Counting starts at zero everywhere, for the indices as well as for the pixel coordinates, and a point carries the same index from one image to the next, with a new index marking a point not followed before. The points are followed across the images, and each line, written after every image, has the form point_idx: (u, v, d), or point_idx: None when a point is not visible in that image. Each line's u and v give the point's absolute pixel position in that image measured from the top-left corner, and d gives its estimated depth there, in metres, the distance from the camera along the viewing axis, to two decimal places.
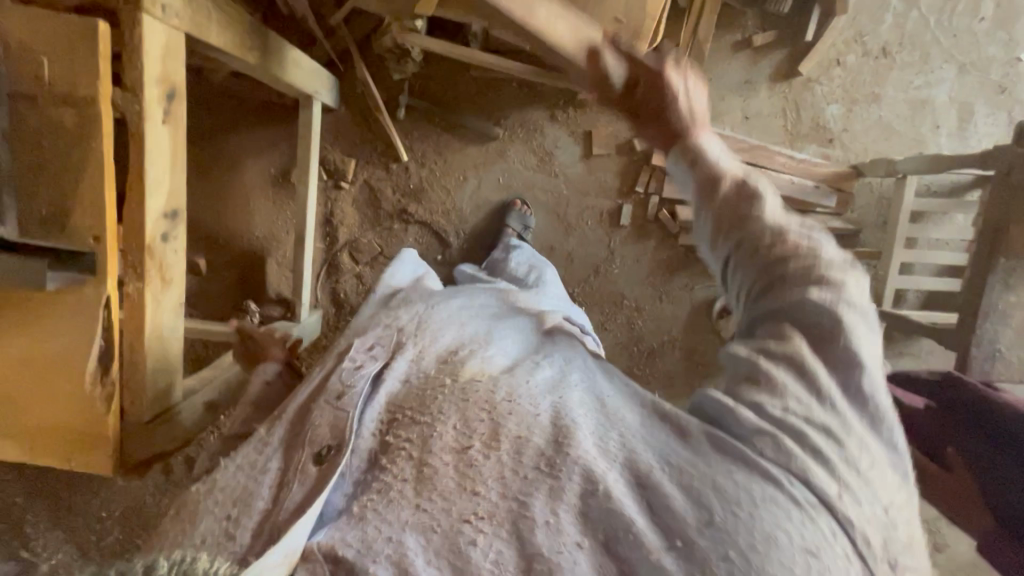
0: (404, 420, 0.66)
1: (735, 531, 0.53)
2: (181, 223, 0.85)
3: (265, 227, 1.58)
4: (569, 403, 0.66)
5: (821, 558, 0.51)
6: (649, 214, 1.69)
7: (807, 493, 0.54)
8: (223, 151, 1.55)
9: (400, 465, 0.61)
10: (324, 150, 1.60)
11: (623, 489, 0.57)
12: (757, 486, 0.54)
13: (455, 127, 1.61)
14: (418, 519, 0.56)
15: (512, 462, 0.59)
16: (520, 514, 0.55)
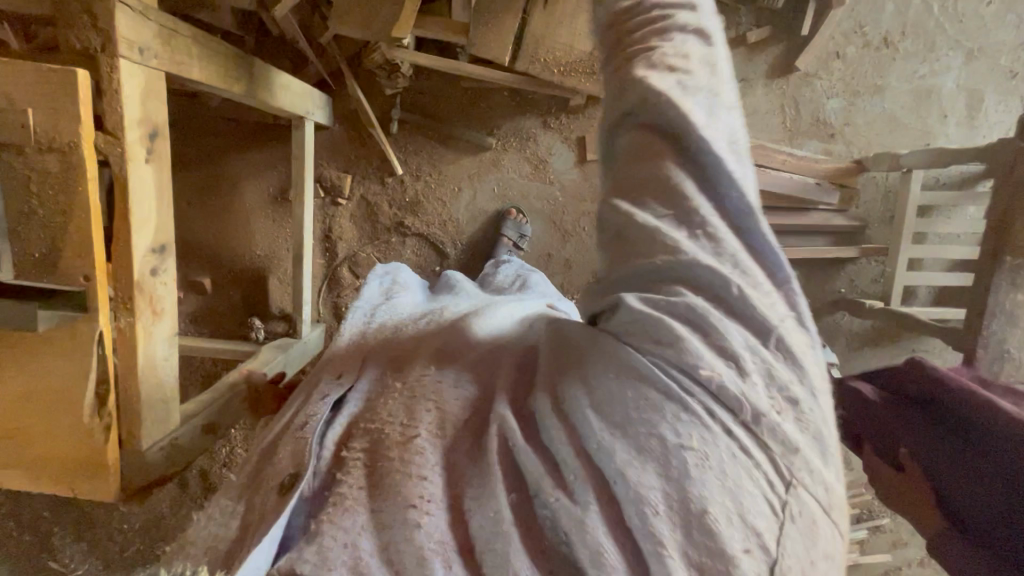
0: (359, 432, 0.61)
1: (613, 448, 0.52)
2: (170, 257, 0.88)
3: (266, 246, 1.61)
4: (504, 376, 0.66)
5: (704, 440, 0.51)
6: None
7: (683, 376, 0.53)
8: (221, 173, 1.58)
9: (354, 474, 0.56)
10: (321, 167, 1.62)
11: (512, 424, 0.57)
12: (639, 397, 0.53)
13: (449, 139, 1.62)
14: (375, 519, 0.52)
15: (461, 448, 0.57)
16: (460, 492, 0.54)
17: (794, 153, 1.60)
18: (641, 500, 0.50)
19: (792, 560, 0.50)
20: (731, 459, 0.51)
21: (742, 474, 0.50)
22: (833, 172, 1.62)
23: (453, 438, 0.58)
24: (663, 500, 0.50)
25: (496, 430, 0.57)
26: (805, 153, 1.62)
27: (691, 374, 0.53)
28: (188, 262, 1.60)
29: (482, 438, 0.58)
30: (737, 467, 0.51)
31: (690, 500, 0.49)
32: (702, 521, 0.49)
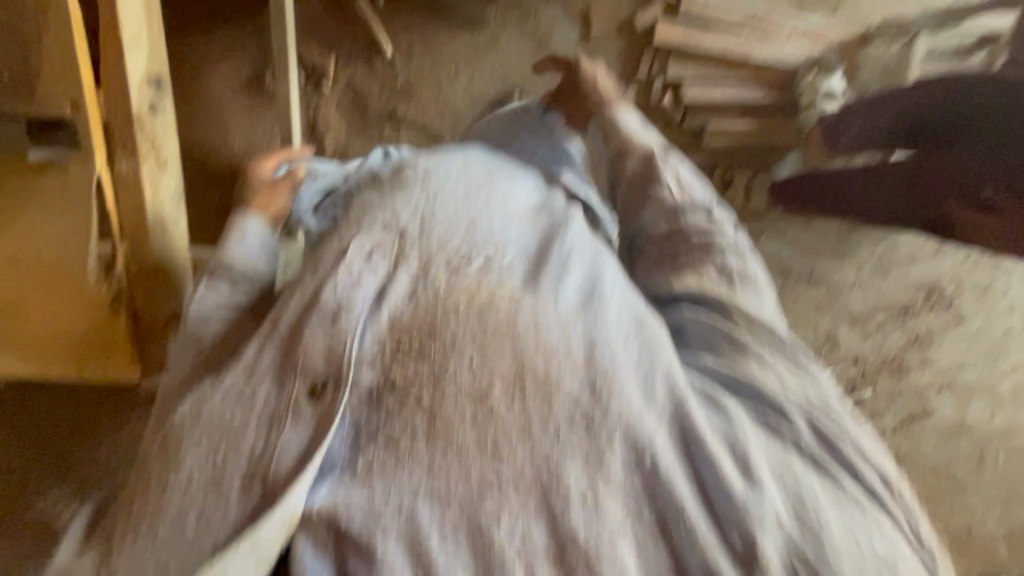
0: (411, 351, 0.58)
1: (800, 529, 0.54)
2: (169, 96, 0.75)
3: (243, 140, 1.41)
4: (602, 332, 0.61)
5: (883, 554, 0.54)
6: (653, 99, 1.60)
7: (857, 489, 0.58)
8: (185, 56, 1.38)
9: (411, 414, 0.55)
10: (300, 50, 1.45)
11: (674, 465, 0.56)
12: (827, 493, 0.56)
13: (442, 14, 1.47)
14: (432, 486, 0.53)
15: (541, 411, 0.56)
16: (553, 484, 0.53)
17: (798, 22, 1.58)
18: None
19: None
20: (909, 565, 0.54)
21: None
22: (837, 42, 1.59)
23: (528, 395, 0.56)
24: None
25: (612, 410, 0.56)
26: (810, 23, 1.59)
27: (863, 480, 0.59)
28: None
29: (592, 411, 0.56)
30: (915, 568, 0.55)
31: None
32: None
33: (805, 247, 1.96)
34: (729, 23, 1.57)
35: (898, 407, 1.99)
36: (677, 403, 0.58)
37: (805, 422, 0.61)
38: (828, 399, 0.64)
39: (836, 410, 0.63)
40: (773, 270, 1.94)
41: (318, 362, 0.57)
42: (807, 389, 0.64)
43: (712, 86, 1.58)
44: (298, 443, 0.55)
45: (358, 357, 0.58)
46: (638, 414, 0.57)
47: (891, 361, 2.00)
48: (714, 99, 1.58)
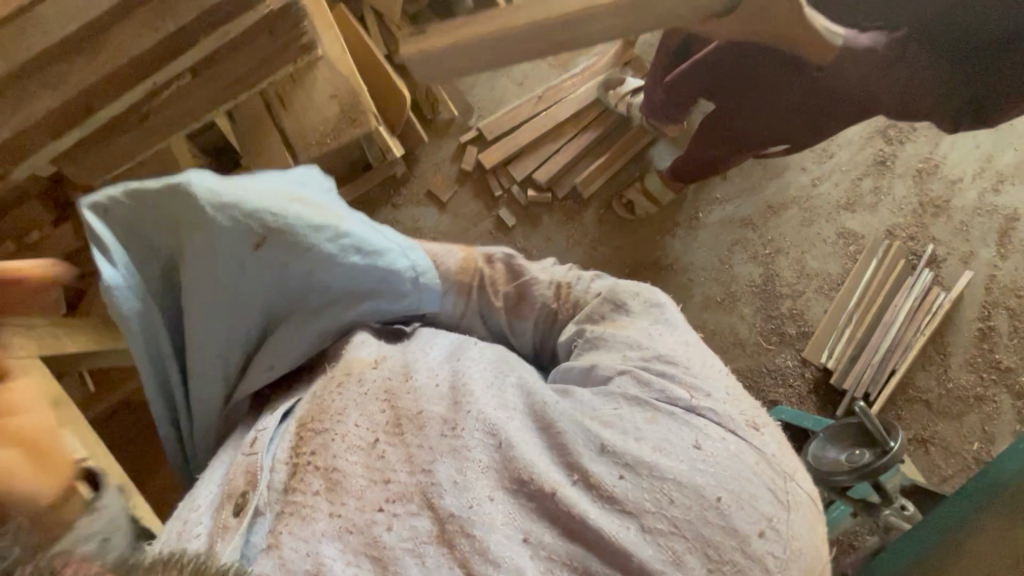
0: (309, 434, 0.77)
1: (626, 454, 0.67)
2: (125, 481, 1.13)
3: None
4: (463, 368, 0.78)
5: (702, 447, 0.68)
6: (521, 202, 1.83)
7: (673, 406, 0.72)
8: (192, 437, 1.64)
9: (310, 482, 0.72)
10: None
11: (527, 437, 0.70)
12: (651, 422, 0.71)
13: None
14: (335, 524, 0.67)
15: (418, 440, 0.72)
16: (429, 486, 0.68)
17: (572, 74, 1.85)
18: (659, 491, 0.65)
19: (799, 538, 0.65)
20: (728, 450, 0.68)
21: (743, 470, 0.67)
22: (610, 60, 1.85)
23: (407, 433, 0.73)
24: (674, 492, 0.65)
25: (470, 417, 0.71)
26: (581, 66, 1.86)
27: (678, 402, 0.72)
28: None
29: (456, 424, 0.72)
30: (735, 460, 0.67)
31: (704, 491, 0.65)
32: (717, 506, 0.64)
33: (745, 191, 1.91)
34: (527, 115, 1.82)
35: (976, 235, 1.90)
36: (531, 395, 0.74)
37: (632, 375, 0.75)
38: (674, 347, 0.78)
39: (674, 357, 0.77)
40: (738, 227, 1.90)
41: (239, 482, 0.73)
42: (660, 338, 0.80)
43: (552, 160, 1.82)
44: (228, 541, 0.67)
45: (273, 461, 0.74)
46: (493, 410, 0.72)
47: (921, 208, 1.93)
48: (562, 167, 1.81)
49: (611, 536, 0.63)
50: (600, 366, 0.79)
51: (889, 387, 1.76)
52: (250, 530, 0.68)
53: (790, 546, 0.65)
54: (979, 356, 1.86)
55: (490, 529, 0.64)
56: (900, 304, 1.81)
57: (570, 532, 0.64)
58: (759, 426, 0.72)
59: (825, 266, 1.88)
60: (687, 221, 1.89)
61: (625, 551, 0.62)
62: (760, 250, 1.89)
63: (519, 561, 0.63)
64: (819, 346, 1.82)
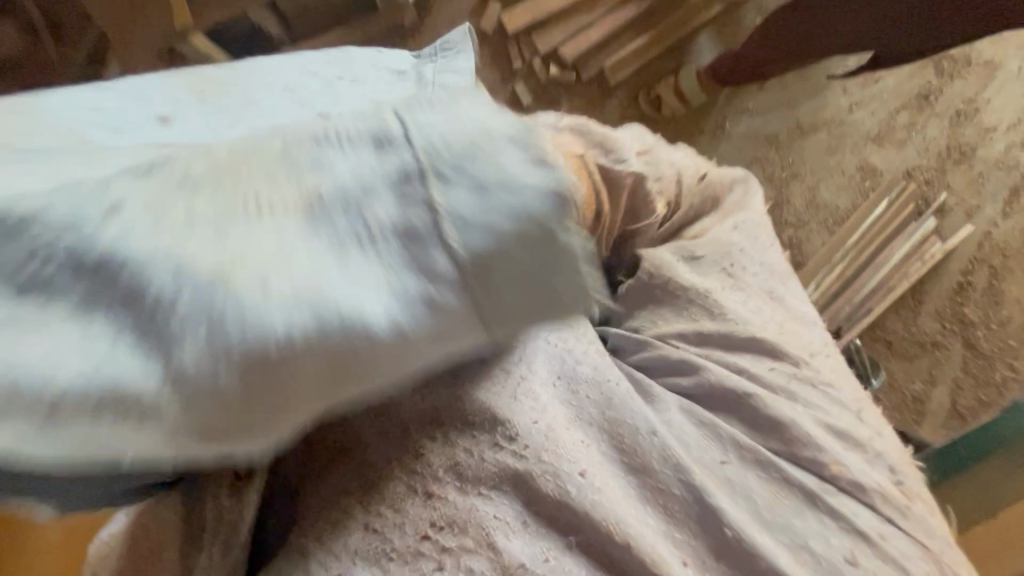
0: (341, 420, 0.58)
1: (720, 522, 0.60)
2: None
3: None
4: (544, 378, 0.62)
5: (786, 522, 0.63)
6: (541, 79, 1.66)
7: (763, 469, 0.65)
8: None
9: (349, 485, 0.56)
10: None
11: (612, 478, 0.60)
12: (734, 479, 0.64)
13: None
14: (385, 545, 0.54)
15: (490, 453, 0.58)
16: (501, 520, 0.56)
17: None
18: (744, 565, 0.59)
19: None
20: (809, 524, 0.63)
21: (832, 552, 0.62)
22: None
23: (473, 436, 0.58)
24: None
25: (547, 439, 0.58)
26: None
27: (773, 461, 0.65)
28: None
29: (514, 432, 0.58)
30: (817, 537, 0.63)
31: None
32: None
33: (778, 106, 1.80)
34: None
35: (989, 190, 1.86)
36: (619, 425, 0.62)
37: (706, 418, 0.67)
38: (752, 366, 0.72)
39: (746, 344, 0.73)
40: (760, 143, 1.80)
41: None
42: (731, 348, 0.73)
43: (585, 32, 1.60)
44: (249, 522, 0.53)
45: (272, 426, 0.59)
46: (572, 439, 0.60)
47: (946, 152, 1.85)
48: (594, 43, 1.60)
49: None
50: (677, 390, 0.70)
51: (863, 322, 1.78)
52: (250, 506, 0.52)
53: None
54: (949, 307, 1.93)
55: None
56: (897, 246, 1.80)
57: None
58: (847, 493, 0.66)
59: (835, 199, 1.84)
60: (710, 129, 1.78)
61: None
62: (777, 173, 1.81)
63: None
64: (808, 277, 1.82)
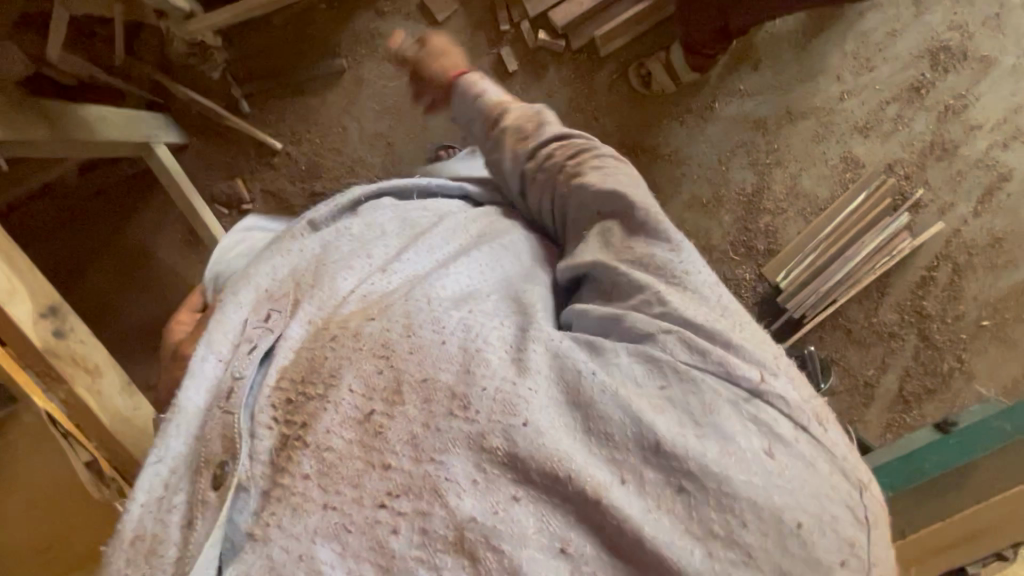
0: (296, 399, 0.65)
1: (687, 457, 0.56)
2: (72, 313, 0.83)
3: None
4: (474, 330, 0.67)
5: (775, 457, 0.56)
6: (530, 44, 1.57)
7: (738, 392, 0.59)
8: (131, 241, 1.51)
9: (299, 461, 0.60)
10: (209, 188, 1.53)
11: (562, 419, 0.60)
12: (710, 410, 0.58)
13: (302, 87, 1.52)
14: (327, 521, 0.56)
15: (425, 414, 0.61)
16: (438, 480, 0.57)
17: None
18: (730, 513, 0.54)
19: (881, 564, 0.56)
20: (800, 459, 0.57)
21: (818, 484, 0.56)
22: None
23: (408, 403, 0.62)
24: (749, 515, 0.54)
25: (483, 394, 0.60)
26: None
27: (742, 382, 0.60)
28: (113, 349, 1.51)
29: (467, 400, 0.61)
30: (812, 472, 0.57)
31: (782, 513, 0.54)
32: (795, 531, 0.54)
33: (771, 89, 1.75)
34: None
35: (964, 188, 1.89)
36: (561, 366, 0.63)
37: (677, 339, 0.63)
38: (699, 312, 0.65)
39: (692, 283, 0.68)
40: (747, 128, 1.76)
41: (216, 449, 0.64)
42: (679, 294, 0.67)
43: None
44: (205, 529, 0.59)
45: (256, 427, 0.63)
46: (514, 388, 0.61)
47: (929, 147, 1.84)
48: (584, 11, 1.55)
49: (664, 547, 0.54)
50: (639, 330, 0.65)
51: (825, 313, 1.84)
52: (234, 509, 0.60)
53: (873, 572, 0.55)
54: (910, 299, 1.98)
55: (521, 542, 0.54)
56: (867, 241, 1.82)
57: (617, 546, 0.55)
58: (825, 420, 0.61)
59: (816, 189, 1.83)
60: (700, 109, 1.73)
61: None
62: (761, 157, 1.78)
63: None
64: (780, 265, 1.84)
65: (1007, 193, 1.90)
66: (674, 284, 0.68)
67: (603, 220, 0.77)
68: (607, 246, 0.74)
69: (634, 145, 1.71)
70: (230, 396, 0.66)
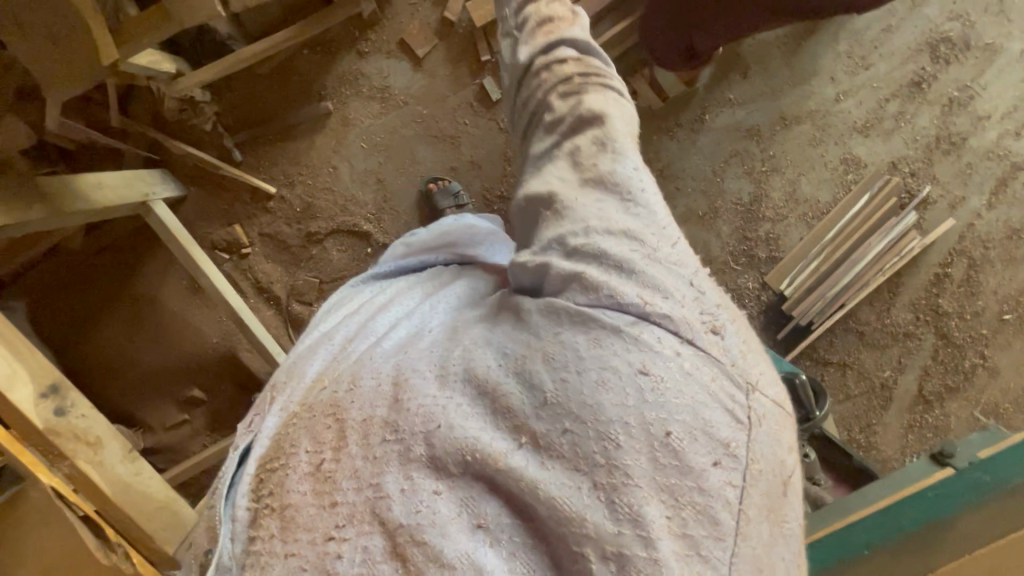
0: (269, 473, 0.62)
1: (568, 400, 0.52)
2: (72, 389, 0.88)
3: (218, 330, 1.60)
4: (408, 358, 0.66)
5: (652, 373, 0.52)
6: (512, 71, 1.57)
7: (622, 319, 0.54)
8: (136, 292, 1.57)
9: (266, 524, 0.59)
10: (207, 236, 1.58)
11: (466, 407, 0.56)
12: (596, 347, 0.53)
13: (290, 131, 1.56)
14: (290, 565, 0.55)
15: (364, 450, 0.58)
16: (376, 499, 0.54)
17: None
18: (607, 439, 0.50)
19: (761, 462, 0.52)
20: (686, 374, 0.52)
21: (696, 393, 0.52)
22: None
23: (350, 445, 0.59)
24: (627, 435, 0.50)
25: (409, 413, 0.58)
26: None
27: (628, 309, 0.55)
28: (134, 401, 1.58)
29: (396, 424, 0.58)
30: (692, 381, 0.52)
31: (651, 426, 0.50)
32: (665, 442, 0.50)
33: (762, 95, 1.73)
34: None
35: (976, 181, 1.81)
36: (470, 364, 0.59)
37: (576, 288, 0.57)
38: (619, 245, 0.58)
39: (609, 212, 0.61)
40: (738, 137, 1.74)
41: (204, 541, 0.65)
42: (610, 224, 0.60)
43: None
44: None
45: (235, 510, 0.61)
46: (426, 388, 0.59)
47: (935, 142, 1.78)
48: None
49: (560, 503, 0.50)
50: (557, 278, 0.60)
51: (832, 319, 1.77)
52: None
53: (751, 472, 0.51)
54: (924, 299, 1.90)
55: (443, 531, 0.51)
56: (873, 245, 1.76)
57: (520, 507, 0.52)
58: (722, 328, 0.56)
59: (816, 193, 1.79)
60: (691, 121, 1.72)
61: (581, 520, 0.49)
62: (756, 165, 1.75)
63: (478, 556, 0.50)
64: (781, 273, 1.79)
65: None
66: (621, 213, 0.61)
67: (573, 142, 0.70)
68: (576, 169, 0.67)
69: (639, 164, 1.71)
70: (215, 493, 0.67)
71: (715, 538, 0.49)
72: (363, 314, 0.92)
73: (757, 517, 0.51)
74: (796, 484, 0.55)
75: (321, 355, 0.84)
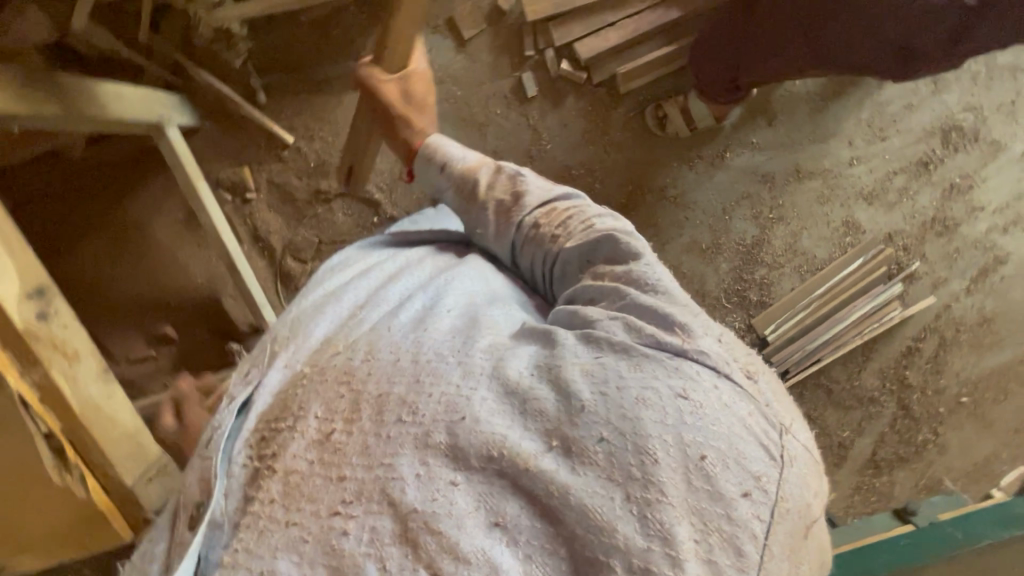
0: (269, 433, 0.64)
1: (608, 412, 0.53)
2: (57, 295, 0.84)
3: (204, 270, 1.54)
4: (428, 338, 0.66)
5: (692, 399, 0.53)
6: (551, 70, 1.63)
7: (662, 352, 0.56)
8: (127, 216, 1.50)
9: (268, 488, 0.59)
10: (214, 173, 1.53)
11: (494, 403, 0.56)
12: (636, 370, 0.55)
13: (320, 85, 1.53)
14: (289, 536, 0.54)
15: (376, 426, 0.58)
16: (387, 478, 0.54)
17: None
18: (644, 454, 0.51)
19: (791, 500, 0.53)
20: (723, 408, 0.54)
21: (732, 425, 0.53)
22: None
23: (363, 418, 0.60)
24: (664, 454, 0.51)
25: (431, 400, 0.58)
26: None
27: (666, 345, 0.57)
28: (102, 329, 1.51)
29: (416, 406, 0.58)
30: (728, 413, 0.54)
31: (687, 447, 0.51)
32: (700, 466, 0.51)
33: (784, 146, 1.77)
34: None
35: (960, 265, 1.90)
36: (500, 364, 0.60)
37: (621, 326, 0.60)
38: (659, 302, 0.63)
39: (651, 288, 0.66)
40: (751, 179, 1.79)
41: (194, 490, 0.64)
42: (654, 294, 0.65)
43: (604, 33, 1.59)
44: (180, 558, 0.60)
45: (231, 464, 0.64)
46: (452, 374, 0.60)
47: (932, 222, 1.86)
48: (609, 47, 1.59)
49: (593, 512, 0.50)
50: (593, 318, 0.63)
51: (809, 371, 1.81)
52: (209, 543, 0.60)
53: (779, 509, 0.52)
54: (893, 367, 1.97)
55: (459, 524, 0.51)
56: (859, 306, 1.82)
57: (548, 513, 0.51)
58: (756, 372, 0.59)
59: (814, 247, 1.84)
60: (711, 156, 1.76)
61: (608, 530, 0.49)
62: (764, 210, 1.81)
63: (494, 555, 0.50)
64: (769, 318, 1.83)
65: (1004, 275, 1.92)
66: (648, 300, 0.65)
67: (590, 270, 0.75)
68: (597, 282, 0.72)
69: (656, 188, 1.75)
70: (208, 443, 0.65)
71: (738, 570, 0.50)
72: (375, 276, 0.92)
73: (780, 553, 0.51)
74: (816, 530, 0.56)
75: (325, 313, 0.82)
